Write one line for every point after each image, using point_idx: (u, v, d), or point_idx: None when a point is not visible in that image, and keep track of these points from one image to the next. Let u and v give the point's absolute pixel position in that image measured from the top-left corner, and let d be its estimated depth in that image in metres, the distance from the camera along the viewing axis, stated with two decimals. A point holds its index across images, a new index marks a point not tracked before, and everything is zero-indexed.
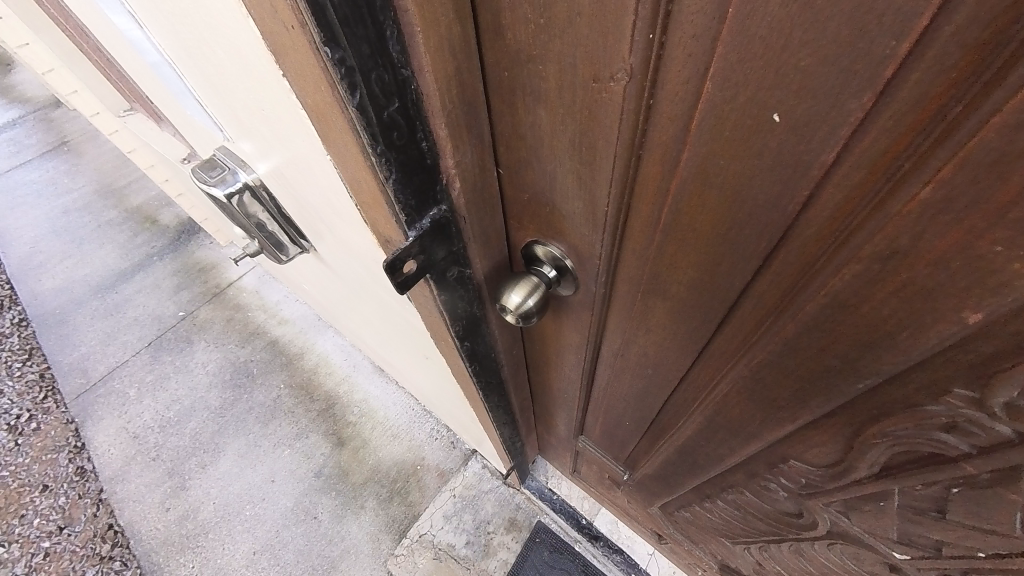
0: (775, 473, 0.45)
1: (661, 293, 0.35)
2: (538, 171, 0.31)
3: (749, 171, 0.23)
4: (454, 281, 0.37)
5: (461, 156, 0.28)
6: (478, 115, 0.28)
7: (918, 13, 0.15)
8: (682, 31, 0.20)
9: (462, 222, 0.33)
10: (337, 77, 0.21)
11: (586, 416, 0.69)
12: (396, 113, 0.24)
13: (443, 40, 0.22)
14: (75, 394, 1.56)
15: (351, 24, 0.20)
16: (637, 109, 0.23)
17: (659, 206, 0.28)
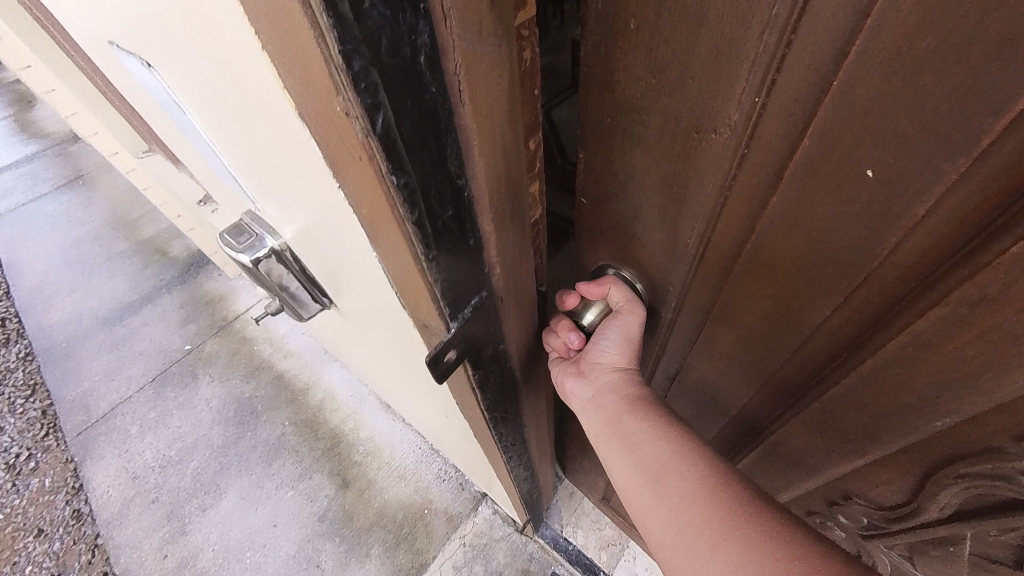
0: (837, 511, 0.51)
1: (727, 323, 0.39)
2: (623, 204, 0.35)
3: (837, 214, 0.27)
4: (489, 357, 0.37)
5: (503, 245, 0.28)
6: (521, 204, 0.28)
7: (1011, 99, 0.19)
8: (787, 95, 0.24)
9: (500, 302, 0.32)
10: (399, 199, 0.21)
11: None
12: (449, 219, 0.24)
13: (496, 147, 0.23)
14: (76, 431, 1.54)
15: (417, 151, 0.20)
16: (735, 155, 0.28)
17: (740, 241, 0.33)
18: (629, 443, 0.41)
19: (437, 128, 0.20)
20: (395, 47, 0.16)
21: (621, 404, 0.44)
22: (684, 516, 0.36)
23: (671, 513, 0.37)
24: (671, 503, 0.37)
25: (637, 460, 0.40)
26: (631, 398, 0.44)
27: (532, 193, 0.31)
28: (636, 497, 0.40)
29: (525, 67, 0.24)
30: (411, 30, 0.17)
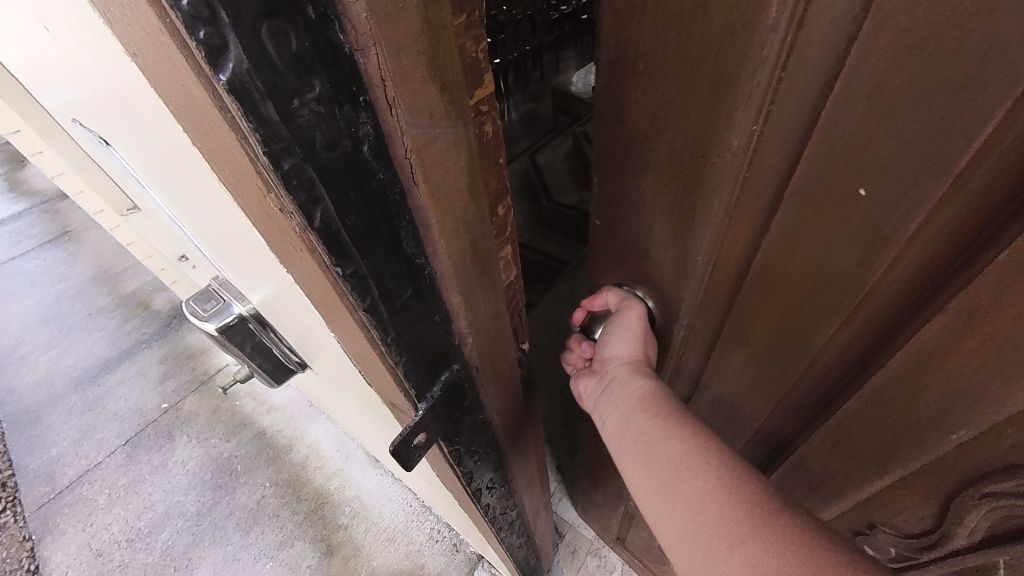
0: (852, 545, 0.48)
1: (740, 341, 0.40)
2: (634, 224, 0.38)
3: (834, 234, 0.29)
4: (468, 428, 0.35)
5: (474, 315, 0.27)
6: (492, 272, 0.27)
7: (979, 127, 0.21)
8: (780, 124, 0.27)
9: (475, 374, 0.30)
10: (347, 288, 0.20)
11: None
12: (408, 299, 0.23)
13: (458, 221, 0.22)
14: (36, 504, 1.42)
15: (365, 238, 0.19)
16: (737, 178, 0.30)
17: (747, 259, 0.35)
18: (644, 443, 0.39)
19: (387, 209, 0.19)
20: (331, 140, 0.17)
21: (634, 401, 0.42)
22: (700, 525, 0.34)
23: (686, 515, 0.35)
24: (687, 505, 0.35)
25: (653, 461, 0.38)
26: (645, 396, 0.41)
27: (504, 257, 0.30)
28: (649, 497, 0.38)
29: (486, 138, 0.24)
30: (349, 120, 0.17)
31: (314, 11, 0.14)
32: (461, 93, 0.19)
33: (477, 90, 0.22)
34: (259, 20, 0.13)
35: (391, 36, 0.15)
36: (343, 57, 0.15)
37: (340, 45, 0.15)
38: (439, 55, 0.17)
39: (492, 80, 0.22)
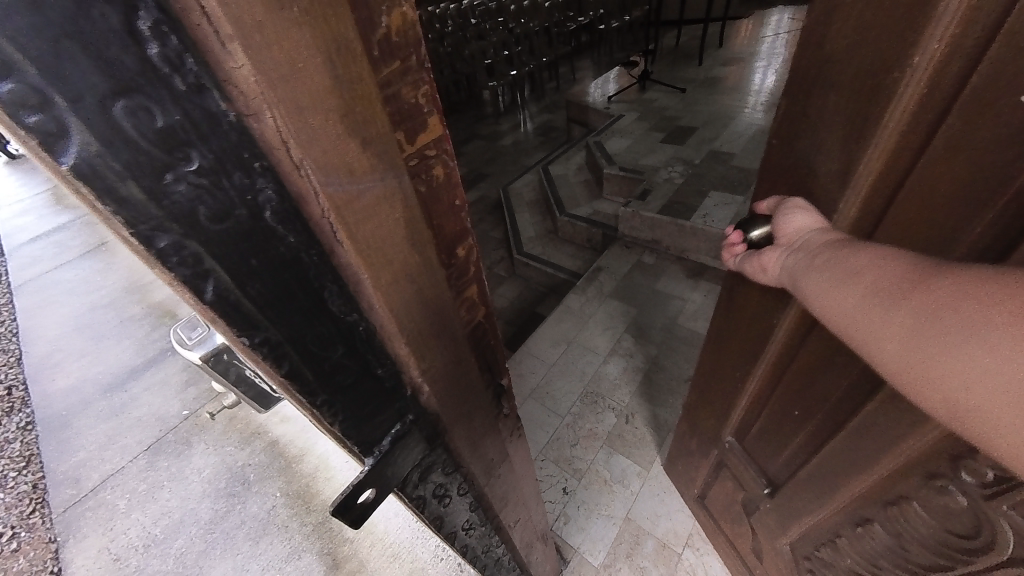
0: (924, 493, 0.45)
1: None
2: (811, 140, 0.43)
3: (989, 135, 0.31)
4: (428, 478, 0.35)
5: (427, 363, 0.29)
6: (449, 319, 0.30)
7: None
8: (956, 39, 0.30)
9: (436, 416, 0.33)
10: (262, 355, 0.23)
11: (740, 394, 0.74)
12: (340, 357, 0.26)
13: (397, 274, 0.24)
14: (63, 506, 1.39)
15: (275, 306, 0.22)
16: (917, 90, 0.33)
17: (901, 169, 0.37)
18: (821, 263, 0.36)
19: (301, 272, 0.22)
20: (218, 212, 0.19)
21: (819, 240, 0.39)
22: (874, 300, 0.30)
23: (858, 295, 0.32)
24: (864, 282, 0.32)
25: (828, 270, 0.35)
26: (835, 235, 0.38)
27: (468, 300, 0.31)
28: (822, 302, 0.35)
29: (435, 180, 0.24)
30: (241, 187, 0.19)
31: (188, 81, 0.16)
32: (386, 145, 0.21)
33: (417, 135, 0.22)
34: (112, 97, 0.15)
35: (283, 96, 0.17)
36: (226, 125, 0.18)
37: (221, 114, 0.17)
38: (353, 108, 0.19)
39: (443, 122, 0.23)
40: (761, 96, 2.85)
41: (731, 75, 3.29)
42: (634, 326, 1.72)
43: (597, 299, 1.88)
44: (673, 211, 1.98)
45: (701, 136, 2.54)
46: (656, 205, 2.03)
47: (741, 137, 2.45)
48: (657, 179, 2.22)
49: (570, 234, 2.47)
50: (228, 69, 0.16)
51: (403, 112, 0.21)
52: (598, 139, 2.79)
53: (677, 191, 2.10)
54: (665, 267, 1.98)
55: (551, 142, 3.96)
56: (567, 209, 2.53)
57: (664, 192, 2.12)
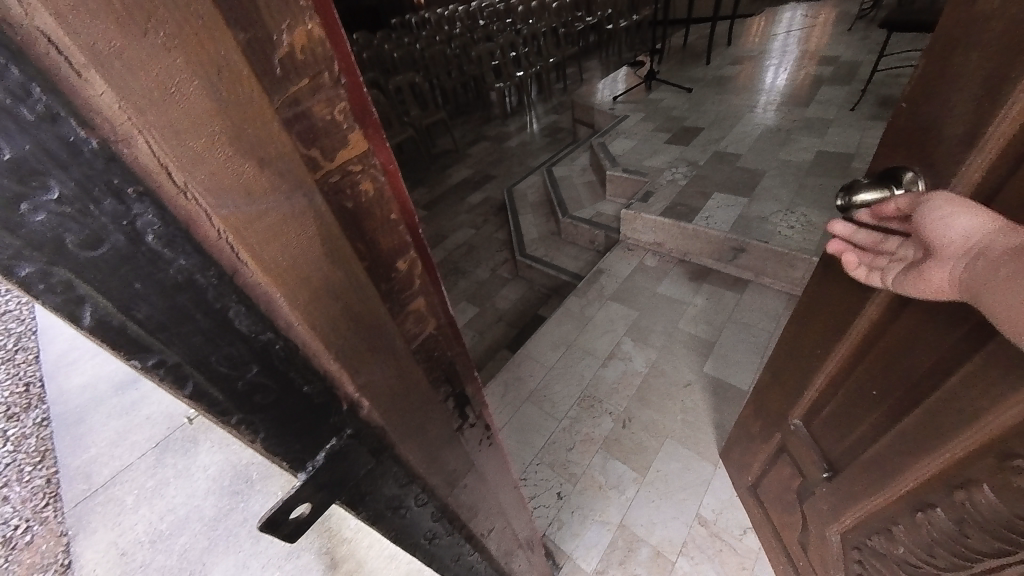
0: (993, 473, 0.46)
1: None
2: (938, 105, 0.43)
3: None
4: (374, 492, 0.35)
5: (364, 378, 0.30)
6: (386, 333, 0.31)
7: None
8: None
9: (382, 430, 0.33)
10: (162, 376, 0.22)
11: (808, 382, 0.73)
12: (256, 377, 0.26)
13: (318, 291, 0.25)
14: (74, 501, 1.40)
15: (171, 327, 0.22)
16: None
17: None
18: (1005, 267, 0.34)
19: (199, 296, 0.22)
20: (88, 240, 0.18)
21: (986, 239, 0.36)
22: None
23: None
24: None
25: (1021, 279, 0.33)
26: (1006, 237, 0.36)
27: (414, 311, 0.33)
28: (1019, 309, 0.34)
29: (361, 195, 0.26)
30: (114, 214, 0.19)
31: (38, 111, 0.16)
32: (292, 163, 0.22)
33: (338, 152, 0.24)
34: None
35: (157, 120, 0.17)
36: (90, 154, 0.17)
37: (79, 142, 0.17)
38: (243, 130, 0.20)
39: (370, 140, 0.26)
40: (769, 96, 2.81)
41: (739, 74, 3.25)
42: (634, 330, 1.71)
43: (598, 302, 1.86)
44: (675, 213, 1.96)
45: (707, 136, 2.50)
46: (659, 207, 2.02)
47: (747, 137, 2.41)
48: (660, 180, 2.20)
49: (573, 235, 2.46)
50: (88, 97, 0.16)
51: (320, 130, 0.23)
52: (602, 141, 2.77)
53: (680, 193, 2.08)
54: (667, 269, 1.96)
55: (557, 143, 3.94)
56: (569, 212, 2.52)
57: (667, 193, 2.10)
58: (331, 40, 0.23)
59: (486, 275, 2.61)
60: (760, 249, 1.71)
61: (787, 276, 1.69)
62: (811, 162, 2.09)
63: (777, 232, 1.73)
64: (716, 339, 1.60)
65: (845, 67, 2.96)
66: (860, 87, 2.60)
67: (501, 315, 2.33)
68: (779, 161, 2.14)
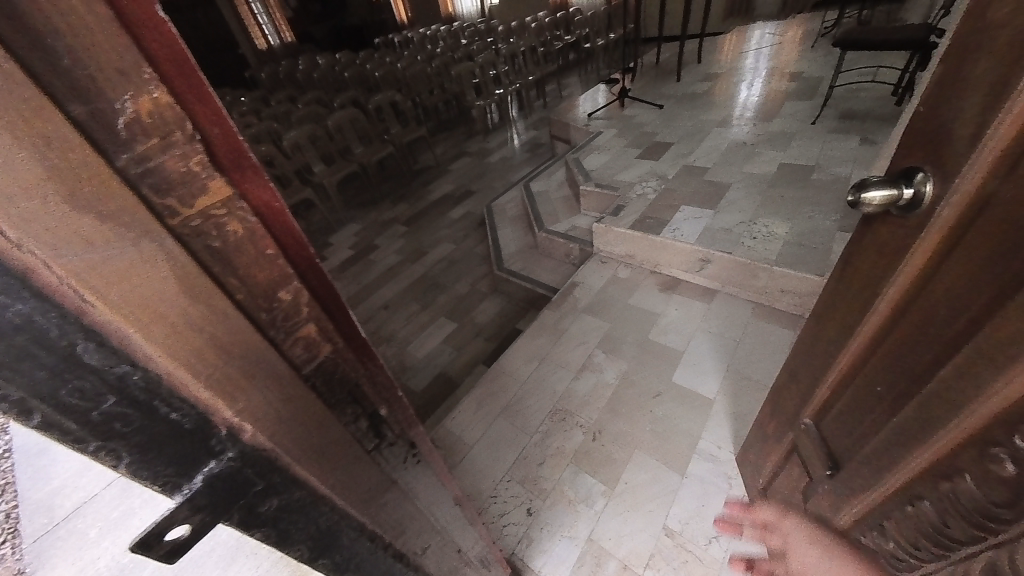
0: (978, 465, 0.45)
1: (994, 224, 0.42)
2: (951, 106, 0.44)
3: None
4: (271, 510, 0.38)
5: (244, 402, 0.34)
6: (265, 358, 0.36)
7: None
8: None
9: (275, 452, 0.37)
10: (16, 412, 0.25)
11: (827, 371, 0.72)
12: (115, 408, 0.28)
13: (182, 325, 0.30)
14: None
15: (17, 366, 0.24)
16: None
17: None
18: None
19: (39, 335, 0.24)
20: None
21: None
22: None
23: None
24: None
25: None
26: None
27: (303, 336, 0.41)
28: None
29: (231, 234, 0.34)
30: None
31: None
32: (139, 216, 0.27)
33: (195, 199, 0.31)
34: None
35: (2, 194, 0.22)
36: None
37: None
38: (82, 186, 0.24)
39: (233, 186, 0.33)
40: (736, 111, 2.91)
41: (708, 91, 3.36)
42: (606, 341, 1.73)
43: (572, 314, 1.88)
44: (645, 225, 2.00)
45: (677, 150, 2.58)
46: (629, 219, 2.06)
47: (715, 151, 2.49)
48: (631, 194, 2.26)
49: (549, 249, 2.49)
50: None
51: (172, 181, 0.30)
52: (577, 156, 2.84)
53: (650, 206, 2.13)
54: (639, 280, 1.99)
55: (537, 158, 4.00)
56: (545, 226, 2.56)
57: (637, 207, 2.16)
58: (187, 108, 0.30)
59: (465, 290, 2.60)
60: (725, 260, 1.76)
61: (752, 286, 1.74)
62: (775, 174, 2.17)
63: (740, 243, 1.78)
64: (685, 348, 1.63)
65: (809, 82, 3.09)
66: (821, 102, 2.72)
67: (480, 330, 2.31)
68: (744, 174, 2.21)
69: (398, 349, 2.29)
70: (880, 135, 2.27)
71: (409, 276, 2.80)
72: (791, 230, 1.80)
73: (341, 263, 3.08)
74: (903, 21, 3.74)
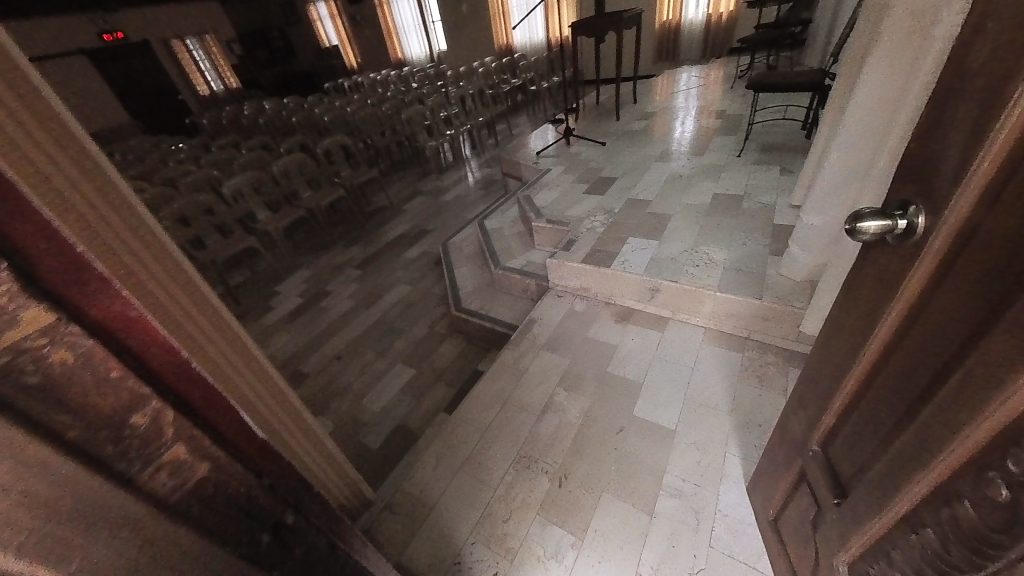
0: (974, 488, 0.44)
1: (982, 244, 0.43)
2: (935, 145, 0.48)
3: None
4: None
5: (87, 554, 0.31)
6: (109, 507, 0.31)
7: None
8: None
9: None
10: None
11: (833, 396, 0.71)
12: None
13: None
14: None
15: None
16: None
17: (1010, 166, 0.39)
18: None
19: None
20: None
21: None
22: None
23: None
24: None
25: None
26: None
27: (169, 460, 0.35)
28: None
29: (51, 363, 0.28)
30: None
31: None
32: None
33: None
34: None
35: None
36: None
37: None
38: None
39: (54, 314, 0.28)
40: (671, 146, 3.14)
41: (645, 128, 3.61)
42: (567, 378, 1.71)
43: (531, 352, 1.86)
44: (596, 259, 2.05)
45: (621, 184, 2.71)
46: (581, 253, 2.11)
47: (655, 184, 2.64)
48: (581, 228, 2.33)
49: (507, 285, 2.49)
50: None
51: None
52: (528, 193, 2.91)
53: (600, 240, 2.20)
54: (596, 312, 2.02)
55: (491, 194, 4.07)
56: (501, 261, 2.58)
57: (588, 240, 2.22)
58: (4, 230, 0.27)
59: (423, 333, 2.53)
60: (674, 288, 1.83)
61: (700, 312, 1.81)
62: (711, 204, 2.32)
63: (685, 271, 1.86)
64: (643, 378, 1.64)
65: (731, 119, 3.40)
66: (743, 136, 2.98)
67: (440, 374, 2.23)
68: (683, 205, 2.35)
69: (352, 403, 2.16)
70: (796, 165, 2.50)
71: (363, 322, 2.69)
72: (729, 257, 1.91)
73: (289, 313, 2.90)
74: (804, 65, 4.24)
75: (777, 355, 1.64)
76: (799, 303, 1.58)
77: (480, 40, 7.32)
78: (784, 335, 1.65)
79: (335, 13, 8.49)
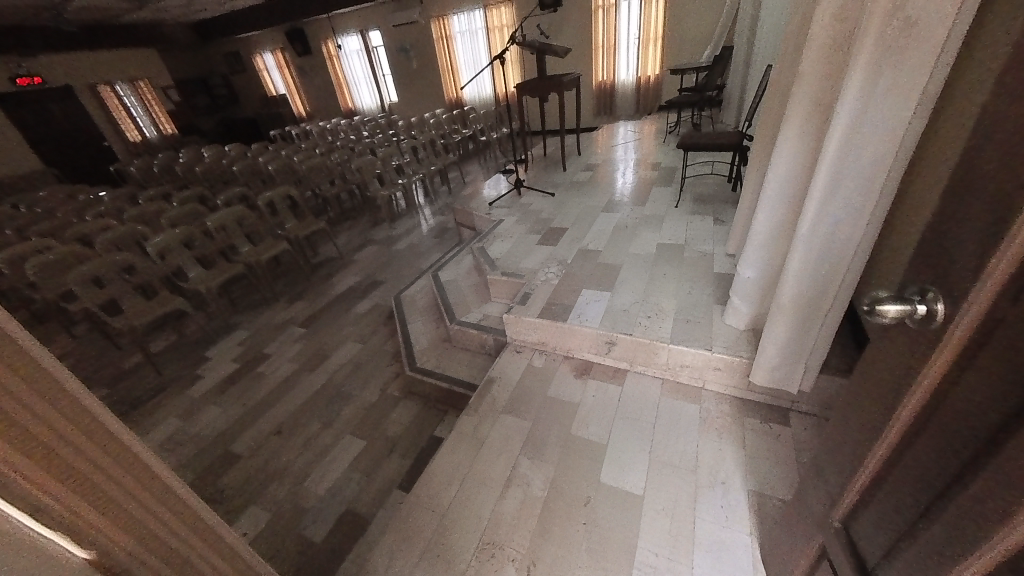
0: None
1: (1007, 337, 0.43)
2: (954, 234, 0.50)
3: None
4: None
5: None
6: None
7: None
8: None
9: None
10: None
11: (857, 470, 0.69)
12: None
13: None
14: None
15: None
16: None
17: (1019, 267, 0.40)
18: None
19: None
20: None
21: None
22: None
23: None
24: None
25: None
26: None
27: None
28: None
29: None
30: None
31: None
32: None
33: None
34: None
35: None
36: None
37: None
38: None
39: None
40: (614, 196, 3.31)
41: (590, 179, 3.81)
42: (529, 444, 1.63)
43: (491, 417, 1.77)
44: (552, 312, 2.05)
45: (571, 235, 2.79)
46: (537, 307, 2.10)
47: (604, 234, 2.74)
48: (536, 280, 2.33)
49: (463, 341, 2.41)
50: None
51: None
52: (481, 244, 2.91)
53: (554, 292, 2.21)
54: (555, 368, 1.98)
55: (444, 243, 4.04)
56: (456, 316, 2.51)
57: (543, 293, 2.22)
58: None
59: (374, 397, 2.35)
60: (629, 341, 1.84)
61: (656, 363, 1.83)
62: (655, 253, 2.42)
63: (639, 323, 1.90)
64: (607, 439, 1.60)
65: (666, 171, 3.68)
66: (679, 188, 3.21)
67: (393, 445, 2.06)
68: (631, 255, 2.44)
69: (291, 487, 1.91)
70: (727, 215, 2.71)
71: (307, 389, 2.46)
72: (677, 307, 1.97)
73: (220, 382, 2.59)
74: (723, 122, 4.75)
75: (731, 405, 1.67)
76: (745, 353, 1.64)
77: (429, 93, 7.58)
78: (736, 384, 1.69)
79: (282, 63, 8.50)
